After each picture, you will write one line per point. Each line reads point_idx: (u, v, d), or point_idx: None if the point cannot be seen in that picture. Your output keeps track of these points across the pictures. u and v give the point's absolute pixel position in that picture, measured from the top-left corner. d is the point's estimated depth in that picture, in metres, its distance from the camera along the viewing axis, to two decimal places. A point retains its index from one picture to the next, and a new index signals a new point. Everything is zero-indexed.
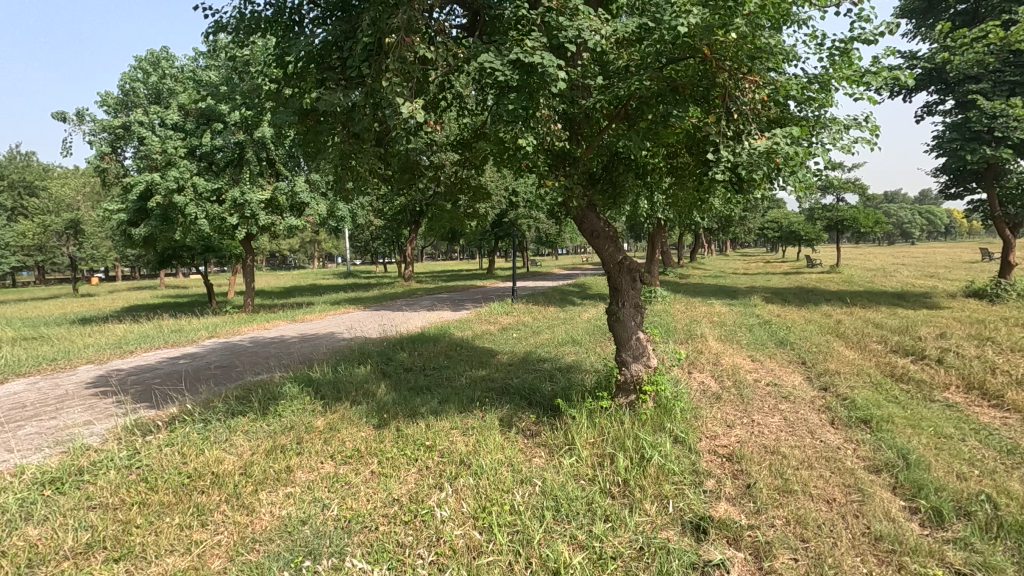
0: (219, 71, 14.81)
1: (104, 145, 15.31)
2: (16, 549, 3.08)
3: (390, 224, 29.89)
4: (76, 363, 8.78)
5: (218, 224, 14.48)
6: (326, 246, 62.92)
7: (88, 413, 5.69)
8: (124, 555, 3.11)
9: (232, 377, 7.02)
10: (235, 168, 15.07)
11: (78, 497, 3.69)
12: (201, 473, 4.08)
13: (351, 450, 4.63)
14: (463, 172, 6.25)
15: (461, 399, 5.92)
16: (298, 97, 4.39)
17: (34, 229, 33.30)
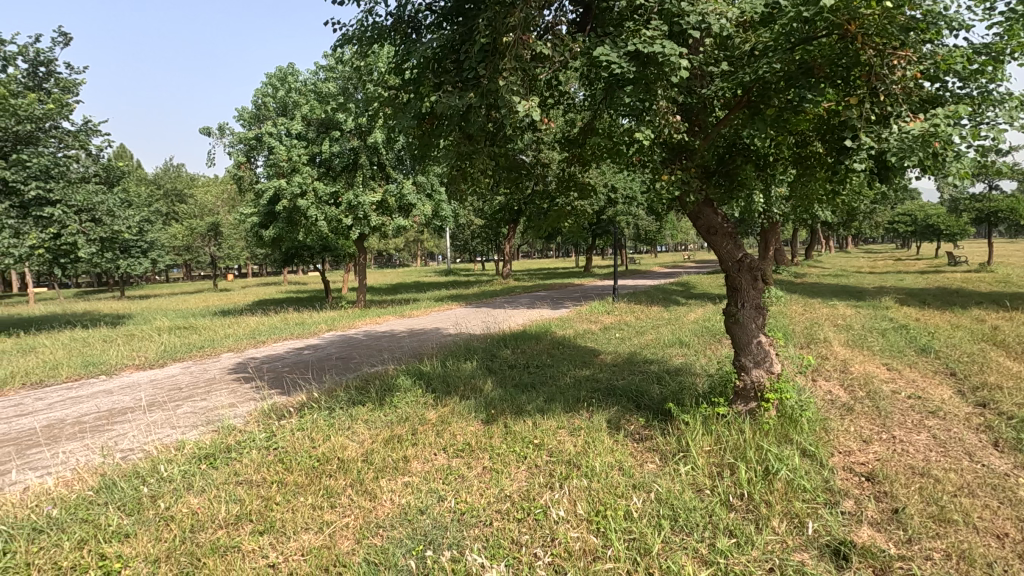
0: (336, 82, 15.91)
1: (241, 155, 17.03)
2: (182, 515, 3.49)
3: (489, 224, 30.56)
4: (219, 351, 9.84)
5: (335, 224, 15.61)
6: (428, 245, 65.82)
7: (232, 397, 6.36)
8: (266, 529, 3.40)
9: (351, 368, 7.49)
10: (349, 173, 16.18)
11: (228, 472, 4.11)
12: (328, 457, 4.39)
13: (462, 443, 4.75)
14: (570, 170, 6.19)
15: (566, 399, 5.86)
16: (417, 103, 4.57)
17: (183, 232, 37.97)
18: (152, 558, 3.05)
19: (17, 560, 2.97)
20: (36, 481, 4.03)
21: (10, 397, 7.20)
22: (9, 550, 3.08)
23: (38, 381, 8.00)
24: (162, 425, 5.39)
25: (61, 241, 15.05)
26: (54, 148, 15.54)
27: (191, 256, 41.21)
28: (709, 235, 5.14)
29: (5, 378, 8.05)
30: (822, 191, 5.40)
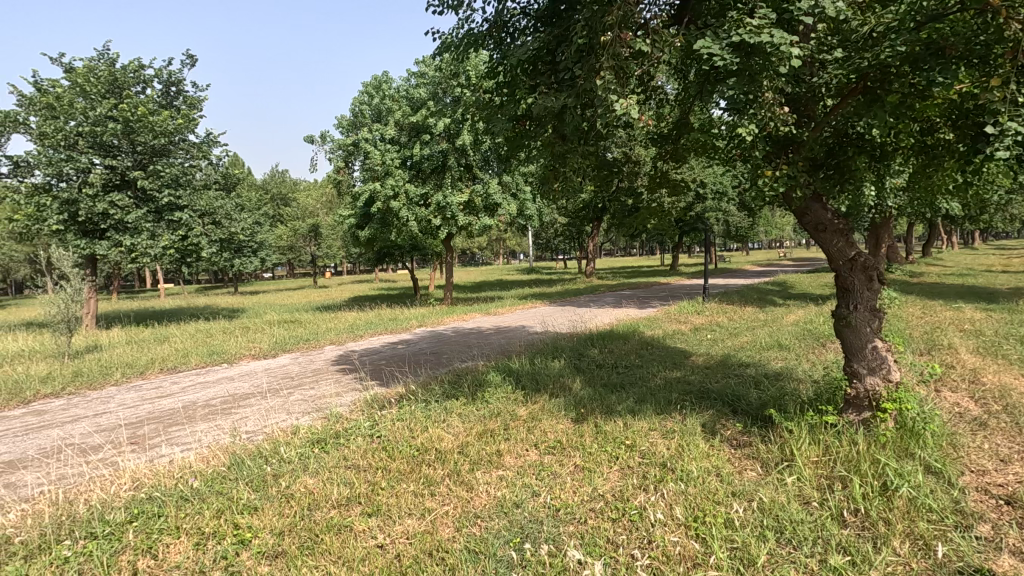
0: (427, 88, 16.52)
1: (340, 160, 18.16)
2: (300, 494, 3.81)
3: (572, 222, 30.43)
4: (322, 344, 10.58)
5: (425, 224, 16.24)
6: (511, 244, 66.70)
7: (336, 386, 6.84)
8: (374, 511, 3.63)
9: (443, 363, 7.79)
10: (438, 174, 16.74)
11: (338, 457, 4.43)
12: (427, 447, 4.61)
13: (553, 441, 4.80)
14: (662, 167, 6.05)
15: (657, 400, 5.74)
16: (513, 106, 4.68)
17: (288, 233, 41.18)
18: (277, 531, 3.36)
19: (169, 524, 3.39)
20: (179, 455, 4.57)
21: (152, 381, 8.18)
22: (162, 513, 3.52)
23: (173, 367, 9.02)
24: (279, 410, 5.90)
25: (188, 243, 16.82)
26: (183, 159, 17.40)
27: (295, 255, 44.58)
28: (817, 231, 4.82)
29: (148, 363, 9.16)
30: (951, 183, 4.89)
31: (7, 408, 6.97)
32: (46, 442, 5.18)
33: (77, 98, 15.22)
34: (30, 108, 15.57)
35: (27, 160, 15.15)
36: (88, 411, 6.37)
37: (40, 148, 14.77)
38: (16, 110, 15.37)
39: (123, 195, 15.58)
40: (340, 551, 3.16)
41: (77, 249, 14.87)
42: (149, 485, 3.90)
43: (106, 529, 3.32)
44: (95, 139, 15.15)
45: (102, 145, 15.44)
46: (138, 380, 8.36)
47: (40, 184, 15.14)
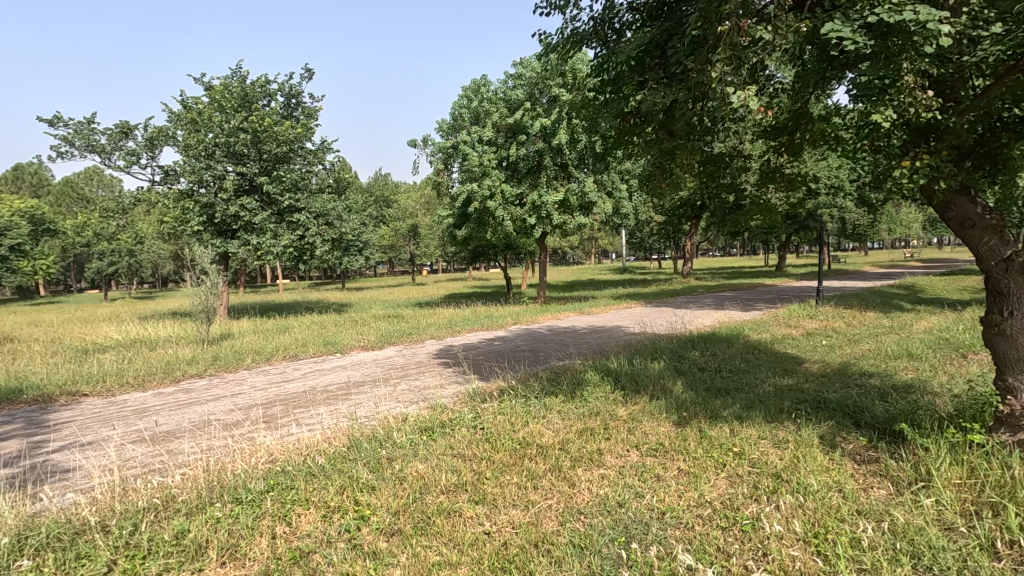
0: (523, 88, 16.78)
1: (440, 163, 18.90)
2: (411, 477, 4.03)
3: (669, 220, 29.46)
4: (423, 338, 11.10)
5: (520, 224, 16.48)
6: (603, 243, 65.94)
7: (439, 378, 7.16)
8: (480, 499, 3.76)
9: (540, 360, 7.89)
10: (534, 174, 16.91)
11: (444, 445, 4.64)
12: (528, 442, 4.70)
13: (655, 443, 4.70)
14: (777, 161, 5.69)
15: (768, 408, 5.42)
16: (620, 103, 4.65)
17: (389, 233, 43.61)
18: (393, 510, 3.59)
19: (300, 496, 3.73)
20: (305, 435, 5.01)
21: (277, 367, 9.02)
22: (293, 486, 3.88)
23: (294, 355, 9.89)
24: (389, 398, 6.28)
25: (304, 242, 18.31)
26: (301, 164, 18.98)
27: (395, 254, 47.02)
28: (962, 228, 4.32)
29: (273, 351, 10.12)
30: None
31: (163, 385, 8.01)
32: (195, 417, 5.89)
33: (215, 113, 17.07)
34: (178, 123, 17.71)
35: (175, 169, 17.25)
36: (226, 391, 7.16)
37: (185, 158, 16.75)
38: (167, 125, 17.56)
39: (251, 198, 17.28)
40: (450, 534, 3.31)
41: (214, 247, 16.71)
42: (281, 460, 4.32)
43: (248, 496, 3.72)
44: (229, 148, 16.92)
45: (235, 154, 17.23)
46: (265, 365, 9.26)
47: (185, 189, 17.17)
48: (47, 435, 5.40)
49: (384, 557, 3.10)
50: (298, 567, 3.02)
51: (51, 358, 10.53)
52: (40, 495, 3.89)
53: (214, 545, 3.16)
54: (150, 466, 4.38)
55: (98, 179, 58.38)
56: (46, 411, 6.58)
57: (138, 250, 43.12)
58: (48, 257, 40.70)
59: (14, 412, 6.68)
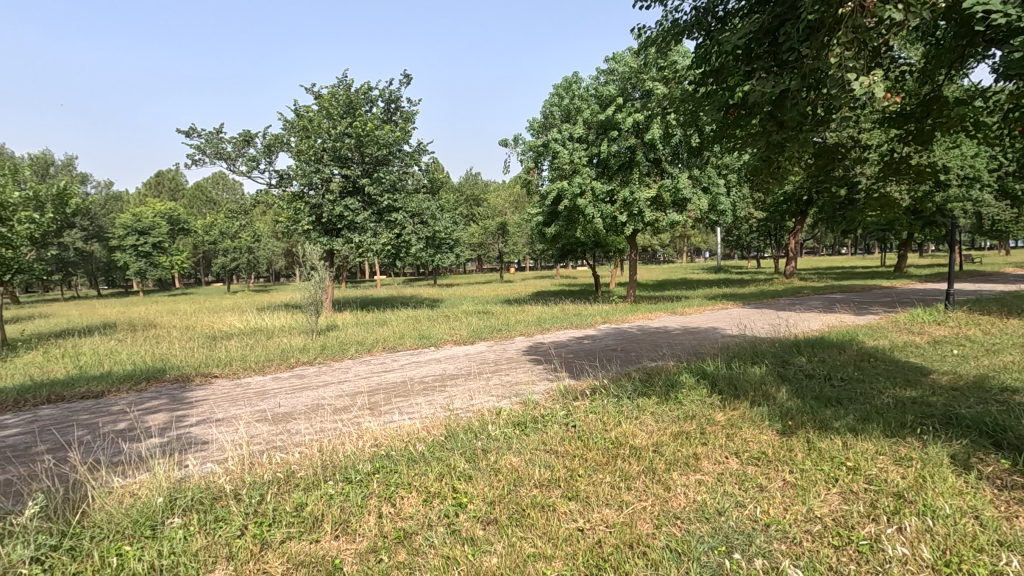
0: (616, 83, 16.46)
1: (530, 161, 19.06)
2: (505, 470, 4.13)
3: (771, 216, 27.67)
4: (513, 335, 11.26)
5: (610, 221, 16.24)
6: (696, 240, 63.29)
7: (530, 375, 7.26)
8: (573, 496, 3.78)
9: (632, 360, 7.76)
10: (625, 171, 16.58)
11: (537, 440, 4.69)
12: (621, 442, 4.65)
13: (756, 452, 4.47)
14: (902, 150, 5.18)
15: (887, 421, 4.96)
16: (724, 95, 4.47)
17: (479, 231, 44.69)
18: (488, 500, 3.70)
19: (403, 480, 3.95)
20: (406, 423, 5.29)
21: (377, 358, 9.58)
22: (396, 470, 4.12)
23: (393, 347, 10.45)
24: (482, 392, 6.47)
25: (401, 240, 19.22)
26: (399, 166, 19.94)
27: (484, 251, 48.08)
28: None
29: (373, 342, 10.75)
30: None
31: (279, 371, 8.78)
32: (308, 401, 6.41)
33: (324, 120, 18.36)
34: (291, 131, 19.25)
35: (289, 173, 18.76)
36: (334, 378, 7.73)
37: (297, 163, 18.17)
38: (282, 133, 19.15)
39: (354, 199, 18.42)
40: (544, 528, 3.36)
41: (321, 245, 17.99)
42: (385, 445, 4.59)
43: (357, 476, 4.00)
44: (335, 153, 18.14)
45: (340, 158, 18.44)
46: (367, 356, 9.87)
47: (297, 192, 18.64)
48: (187, 411, 6.12)
49: (481, 544, 3.20)
50: (402, 545, 3.21)
51: (187, 343, 11.88)
52: (185, 462, 4.42)
53: (329, 519, 3.43)
54: (271, 444, 4.84)
55: (223, 183, 64.78)
56: (186, 390, 7.47)
57: (256, 248, 47.47)
58: (183, 253, 45.77)
59: (160, 389, 7.63)
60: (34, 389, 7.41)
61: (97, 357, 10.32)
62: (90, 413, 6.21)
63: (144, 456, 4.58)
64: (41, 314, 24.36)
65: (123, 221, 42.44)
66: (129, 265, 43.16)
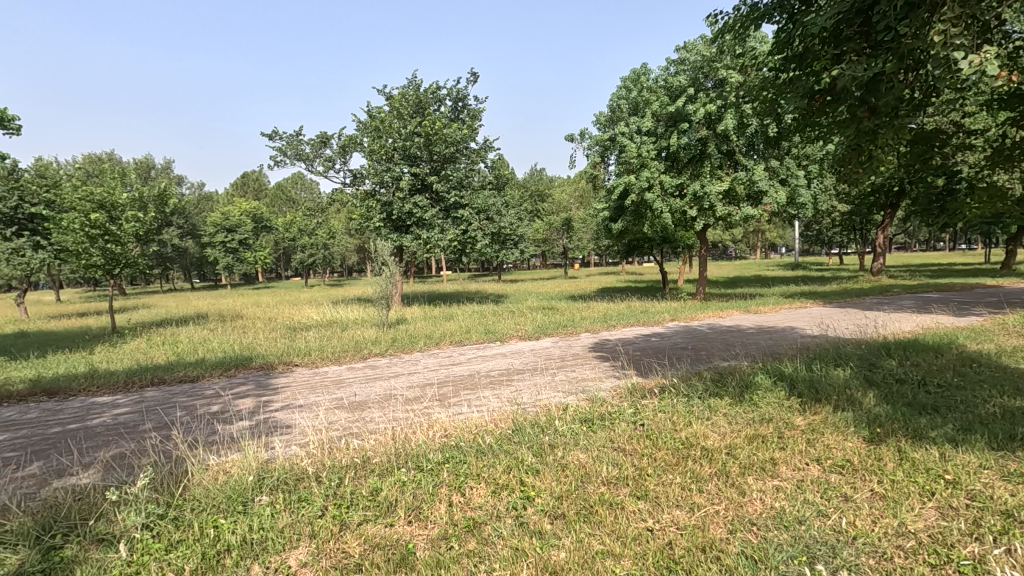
0: (687, 73, 15.91)
1: (596, 156, 18.81)
2: (572, 466, 4.12)
3: (856, 209, 25.84)
4: (579, 331, 11.19)
5: (679, 216, 15.75)
6: (772, 235, 60.23)
7: (596, 372, 7.19)
8: (642, 495, 3.71)
9: (703, 359, 7.51)
10: (696, 163, 16.01)
11: (604, 438, 4.65)
12: (692, 442, 4.52)
13: (841, 459, 4.20)
14: (1016, 134, 4.68)
15: (992, 433, 4.52)
16: (810, 81, 4.22)
17: (544, 227, 44.68)
18: (556, 495, 3.72)
19: (471, 471, 4.03)
20: (474, 415, 5.39)
21: (445, 351, 9.82)
22: (465, 461, 4.22)
23: (460, 341, 10.66)
24: (548, 387, 6.48)
25: (467, 236, 19.54)
26: (466, 163, 20.27)
27: (549, 247, 48.01)
28: None
29: (441, 336, 11.02)
30: None
31: (353, 361, 9.19)
32: (381, 390, 6.68)
33: (394, 120, 18.95)
34: (364, 131, 20.02)
35: (362, 172, 19.53)
36: (404, 370, 8.00)
37: (370, 162, 18.89)
38: (356, 133, 19.94)
39: (423, 197, 18.92)
40: (613, 526, 3.32)
41: (391, 242, 18.63)
42: (454, 436, 4.70)
43: (429, 465, 4.13)
44: (405, 152, 18.69)
45: (410, 157, 18.98)
46: (435, 349, 10.14)
47: (369, 190, 19.38)
48: (272, 397, 6.54)
49: (549, 538, 3.22)
50: (471, 535, 3.28)
51: (271, 334, 12.68)
52: (271, 444, 4.73)
53: (402, 505, 3.57)
54: (348, 430, 5.08)
55: (302, 183, 68.40)
56: (270, 377, 7.99)
57: (330, 244, 49.80)
58: (265, 249, 48.75)
59: (247, 375, 8.21)
60: (141, 372, 8.16)
61: (193, 345, 11.22)
62: (188, 395, 6.78)
63: (235, 437, 4.94)
64: (145, 305, 26.76)
65: (214, 219, 45.76)
66: (219, 260, 46.50)
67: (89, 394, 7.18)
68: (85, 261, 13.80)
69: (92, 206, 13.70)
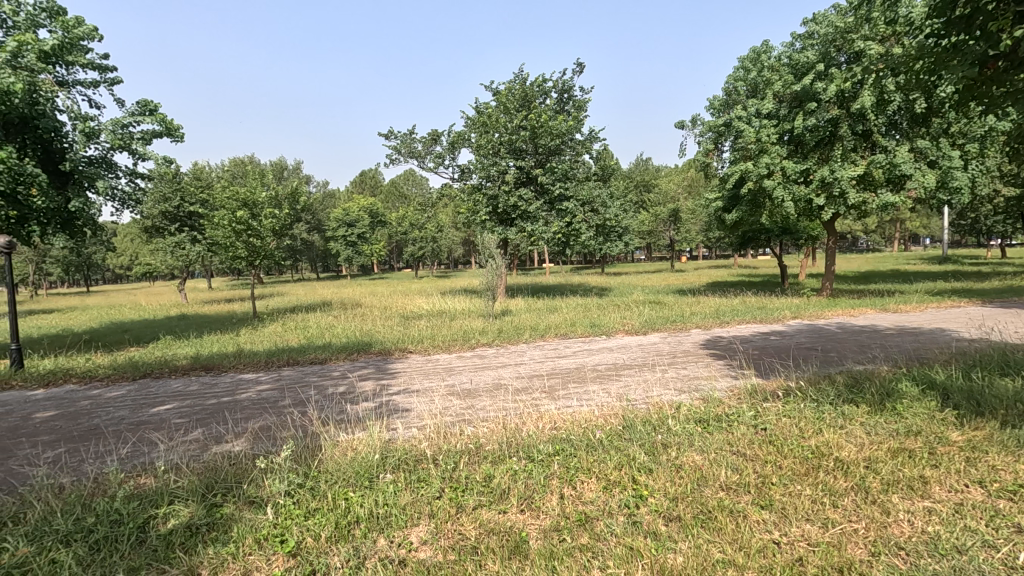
0: (816, 48, 14.54)
1: (709, 143, 17.81)
2: (688, 468, 3.94)
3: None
4: (689, 327, 10.72)
5: (804, 205, 14.47)
6: (914, 224, 53.55)
7: (710, 370, 6.84)
8: (767, 505, 3.46)
9: (834, 361, 6.85)
10: (825, 147, 14.62)
11: (722, 440, 4.40)
12: (824, 452, 4.14)
13: (1011, 484, 3.62)
14: None
15: None
16: (984, 45, 3.67)
17: (649, 219, 43.42)
18: (671, 496, 3.59)
19: (581, 465, 4.01)
20: (583, 409, 5.36)
21: (550, 343, 9.86)
22: (575, 454, 4.20)
23: (565, 334, 10.63)
24: (659, 385, 6.27)
25: (571, 228, 19.43)
26: (571, 155, 20.14)
27: (655, 239, 46.50)
28: None
29: (547, 328, 11.08)
30: None
31: (462, 350, 9.55)
32: (490, 380, 6.87)
33: (501, 115, 19.22)
34: (472, 127, 20.59)
35: (470, 167, 20.13)
36: (511, 360, 8.15)
37: (477, 157, 19.42)
38: (464, 130, 20.56)
39: (528, 189, 19.10)
40: (735, 535, 3.13)
41: (497, 234, 19.06)
42: (564, 429, 4.70)
43: (539, 455, 4.16)
44: (512, 146, 18.98)
45: (516, 151, 19.24)
46: (540, 341, 10.22)
47: (476, 184, 19.92)
48: (390, 381, 6.98)
49: (664, 540, 3.11)
50: (584, 529, 3.25)
51: (386, 321, 13.54)
52: (392, 425, 5.05)
53: (514, 493, 3.63)
54: (461, 416, 5.29)
55: (413, 179, 72.18)
56: (387, 362, 8.52)
57: (439, 237, 52.08)
58: (380, 242, 52.03)
59: (367, 359, 8.84)
60: (279, 353, 9.09)
61: (320, 330, 12.28)
62: (318, 376, 7.45)
63: (361, 417, 5.34)
64: (279, 293, 29.80)
65: (336, 215, 49.85)
66: (340, 253, 50.48)
67: (239, 371, 8.14)
68: (232, 253, 15.61)
69: (237, 204, 15.44)
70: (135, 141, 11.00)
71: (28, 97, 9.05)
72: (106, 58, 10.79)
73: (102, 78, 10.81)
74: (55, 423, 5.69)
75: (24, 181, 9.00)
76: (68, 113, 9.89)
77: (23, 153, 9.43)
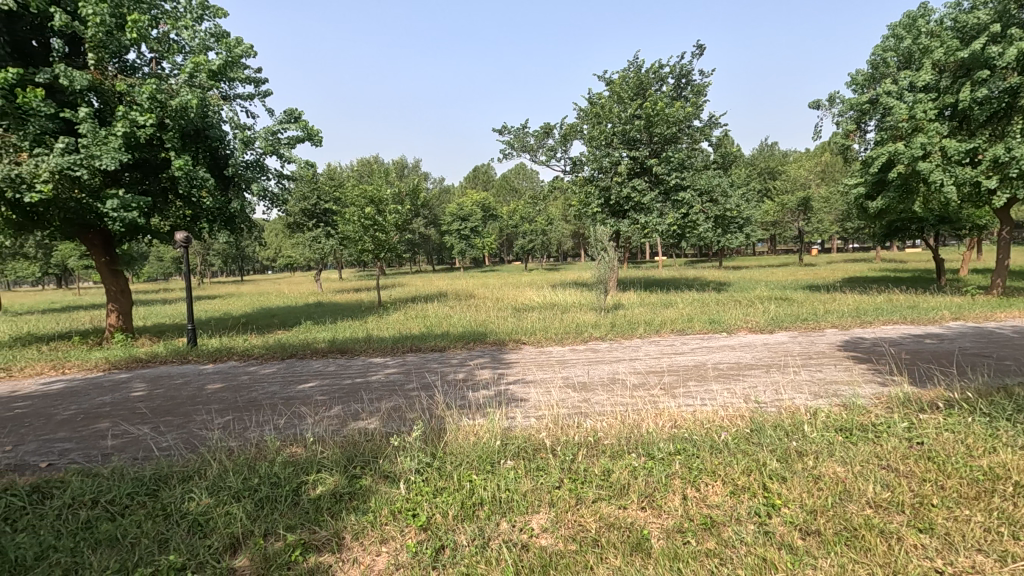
0: (990, 7, 12.50)
1: (850, 123, 16.07)
2: (828, 480, 3.62)
3: None
4: (823, 326, 9.81)
5: (969, 189, 12.57)
6: None
7: (851, 374, 6.21)
8: (926, 528, 3.08)
9: (1011, 371, 5.88)
10: (999, 120, 12.56)
11: (868, 452, 3.98)
12: (999, 474, 3.59)
13: None
14: None
15: None
16: None
17: (775, 208, 40.22)
18: (809, 508, 3.32)
19: (706, 466, 3.84)
20: (704, 409, 5.13)
21: (666, 339, 9.53)
22: (699, 455, 4.03)
23: (681, 330, 10.22)
24: (790, 387, 5.81)
25: (688, 220, 18.57)
26: (688, 143, 19.22)
27: (780, 230, 43.02)
28: None
29: (662, 324, 10.72)
30: None
31: (575, 343, 9.54)
32: (605, 373, 6.80)
33: (615, 104, 18.80)
34: (585, 119, 20.38)
35: (582, 159, 19.97)
36: (626, 355, 7.99)
37: (590, 149, 19.20)
38: (577, 122, 20.40)
39: (642, 180, 18.55)
40: (886, 557, 2.82)
41: (609, 226, 18.76)
42: (685, 428, 4.53)
43: (660, 454, 4.05)
44: (625, 136, 18.52)
45: (630, 141, 18.75)
46: (655, 336, 9.92)
47: (588, 176, 19.73)
48: (506, 370, 7.18)
49: (802, 554, 2.89)
50: (710, 533, 3.12)
51: (499, 312, 13.92)
52: (511, 414, 5.19)
53: (635, 489, 3.57)
54: (577, 409, 5.29)
55: (524, 173, 73.29)
56: (502, 352, 8.75)
57: (548, 231, 52.42)
58: (491, 236, 53.42)
59: (483, 349, 9.16)
60: (403, 340, 9.70)
61: (437, 319, 12.93)
62: (439, 363, 7.85)
63: (480, 404, 5.55)
64: (400, 283, 31.71)
65: (451, 211, 52.08)
66: (454, 246, 52.72)
67: (369, 355, 8.82)
68: (361, 246, 16.92)
69: (366, 201, 16.67)
70: (282, 146, 12.27)
71: (201, 112, 10.45)
72: (259, 72, 12.09)
73: (257, 91, 12.16)
74: (223, 394, 6.58)
75: (197, 185, 10.48)
76: (230, 123, 11.28)
77: (196, 160, 10.94)
